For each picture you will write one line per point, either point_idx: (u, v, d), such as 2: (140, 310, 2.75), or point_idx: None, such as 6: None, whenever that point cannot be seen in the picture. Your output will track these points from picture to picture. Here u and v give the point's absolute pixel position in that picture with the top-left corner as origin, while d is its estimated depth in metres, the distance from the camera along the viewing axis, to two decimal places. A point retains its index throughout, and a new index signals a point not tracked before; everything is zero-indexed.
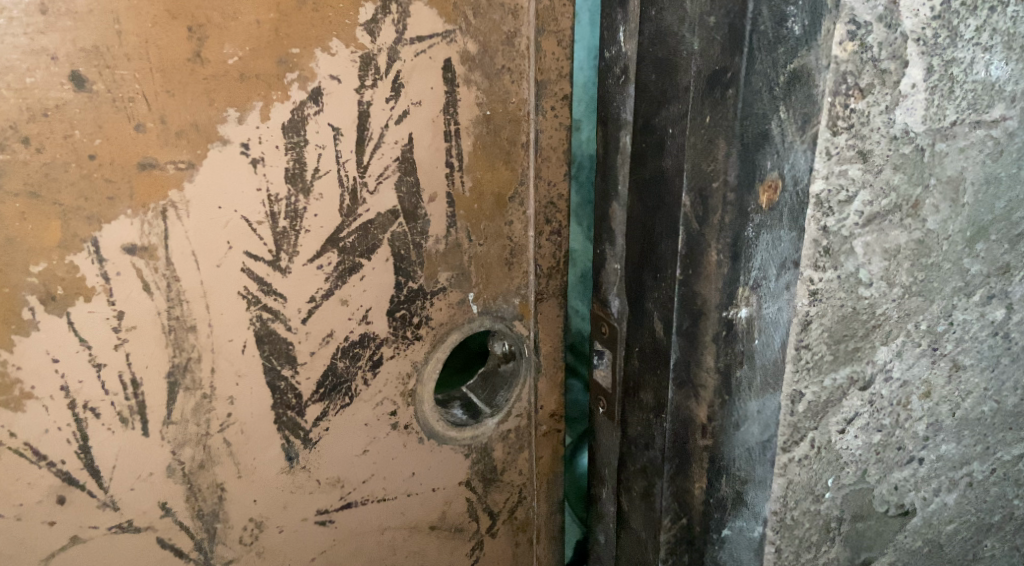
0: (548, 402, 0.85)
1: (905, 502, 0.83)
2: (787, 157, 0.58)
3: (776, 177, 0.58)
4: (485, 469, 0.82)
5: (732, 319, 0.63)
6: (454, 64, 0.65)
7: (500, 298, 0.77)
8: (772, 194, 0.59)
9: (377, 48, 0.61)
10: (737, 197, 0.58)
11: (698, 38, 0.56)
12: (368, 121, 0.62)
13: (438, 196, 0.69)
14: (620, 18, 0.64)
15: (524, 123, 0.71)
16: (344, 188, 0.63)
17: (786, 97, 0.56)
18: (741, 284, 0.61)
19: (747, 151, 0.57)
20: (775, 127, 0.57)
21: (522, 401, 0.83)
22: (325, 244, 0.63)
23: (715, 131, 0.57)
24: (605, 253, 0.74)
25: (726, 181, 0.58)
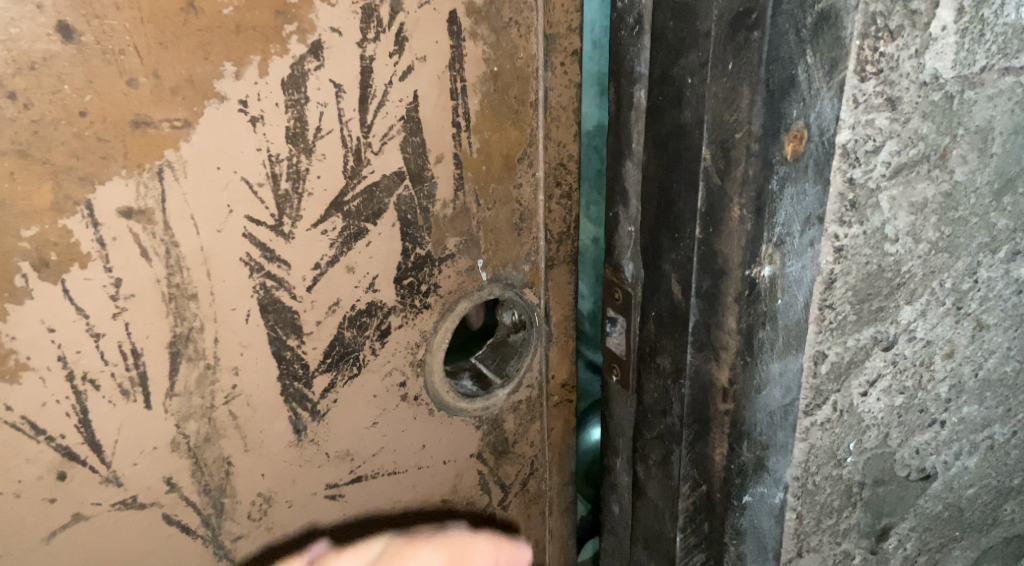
0: (559, 372, 0.83)
1: (927, 467, 0.81)
2: (813, 105, 0.56)
3: (801, 126, 0.56)
4: (497, 441, 0.81)
5: (755, 277, 0.60)
6: (459, 16, 0.62)
7: (509, 265, 0.74)
8: (797, 144, 0.57)
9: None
10: (761, 147, 0.55)
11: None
12: (371, 78, 0.59)
13: (445, 157, 0.66)
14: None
15: (533, 80, 0.69)
16: (348, 149, 0.60)
17: (815, 40, 0.54)
18: (764, 240, 0.59)
19: (773, 98, 0.54)
20: (802, 73, 0.54)
21: (532, 371, 0.81)
22: (329, 208, 0.61)
23: (738, 79, 0.54)
24: (618, 216, 0.71)
25: (749, 132, 0.55)
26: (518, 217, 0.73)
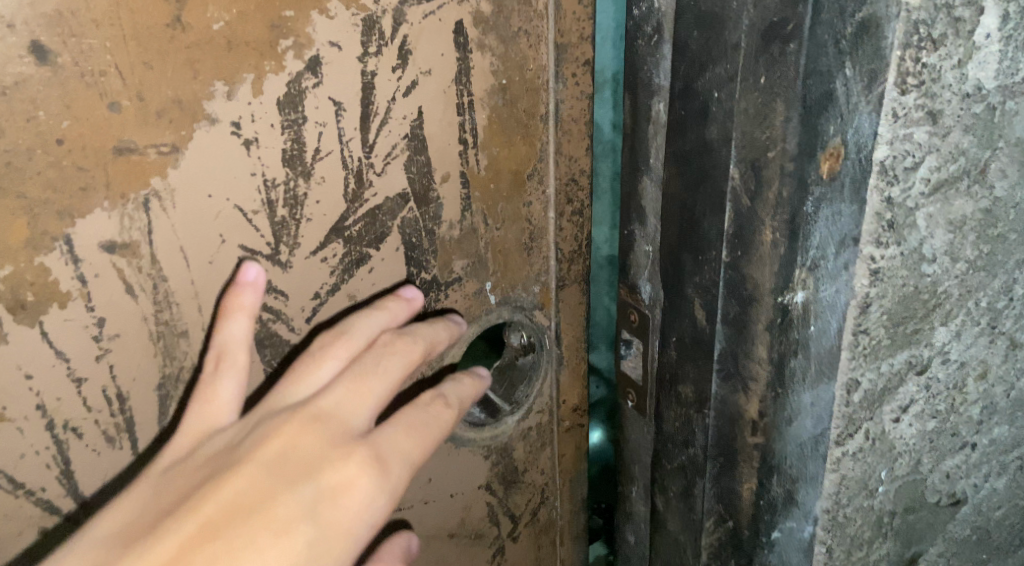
0: (571, 396, 0.79)
1: (957, 492, 0.77)
2: (851, 121, 0.51)
3: (838, 143, 0.52)
4: (506, 470, 0.76)
5: (788, 304, 0.56)
6: (466, 27, 0.58)
7: (519, 287, 0.70)
8: (834, 162, 0.52)
9: (381, 9, 0.54)
10: (796, 167, 0.51)
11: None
12: (373, 94, 0.55)
13: (451, 176, 0.62)
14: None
15: (542, 92, 0.64)
16: (349, 171, 0.56)
17: (854, 49, 0.49)
18: (798, 264, 0.54)
19: (809, 114, 0.50)
20: (840, 86, 0.50)
21: (543, 396, 0.77)
22: (329, 234, 0.57)
23: (772, 92, 0.50)
24: (632, 235, 0.68)
25: (783, 150, 0.51)
26: (528, 236, 0.69)
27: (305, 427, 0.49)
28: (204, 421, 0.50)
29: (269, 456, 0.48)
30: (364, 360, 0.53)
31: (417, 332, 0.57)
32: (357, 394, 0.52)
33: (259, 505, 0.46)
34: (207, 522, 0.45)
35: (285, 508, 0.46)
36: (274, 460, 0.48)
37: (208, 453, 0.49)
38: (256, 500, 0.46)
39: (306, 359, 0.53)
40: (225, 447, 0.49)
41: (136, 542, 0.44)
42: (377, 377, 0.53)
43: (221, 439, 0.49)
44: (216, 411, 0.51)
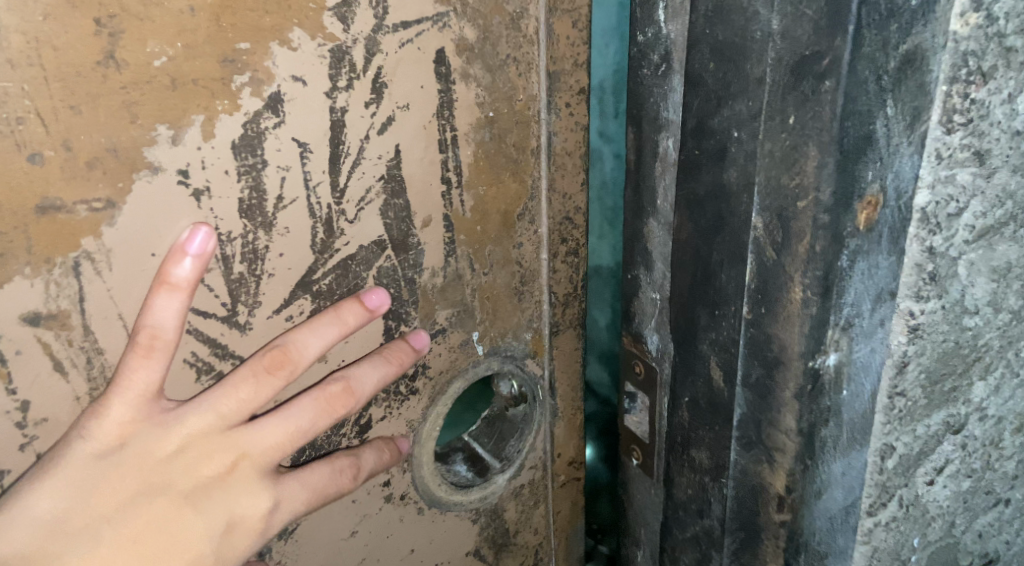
0: (566, 448, 0.72)
1: (990, 552, 0.70)
2: (892, 165, 0.45)
3: (877, 190, 0.45)
4: (497, 533, 0.69)
5: (820, 369, 0.49)
6: (448, 56, 0.52)
7: (509, 335, 0.63)
8: (873, 212, 0.46)
9: (352, 38, 0.47)
10: (831, 218, 0.45)
11: (779, 16, 0.44)
12: (344, 133, 0.49)
13: (434, 220, 0.55)
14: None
15: (534, 125, 0.58)
16: (317, 220, 0.49)
17: (896, 87, 0.43)
18: (831, 324, 0.48)
19: (848, 159, 0.44)
20: (881, 127, 0.44)
21: (536, 450, 0.69)
22: (295, 289, 0.50)
23: (803, 135, 0.44)
24: (639, 281, 0.61)
25: (817, 199, 0.45)
26: (517, 281, 0.62)
27: (229, 462, 0.48)
28: (134, 418, 0.44)
29: (194, 478, 0.47)
30: (302, 400, 0.50)
31: (369, 366, 0.53)
32: (288, 433, 0.49)
33: (174, 532, 0.46)
34: (128, 540, 0.45)
35: (198, 535, 0.47)
36: (197, 483, 0.47)
37: (135, 457, 0.45)
38: (174, 526, 0.46)
39: (252, 373, 0.47)
40: (154, 452, 0.46)
41: (58, 540, 0.43)
42: (315, 419, 0.50)
43: (151, 441, 0.45)
44: (147, 409, 0.45)
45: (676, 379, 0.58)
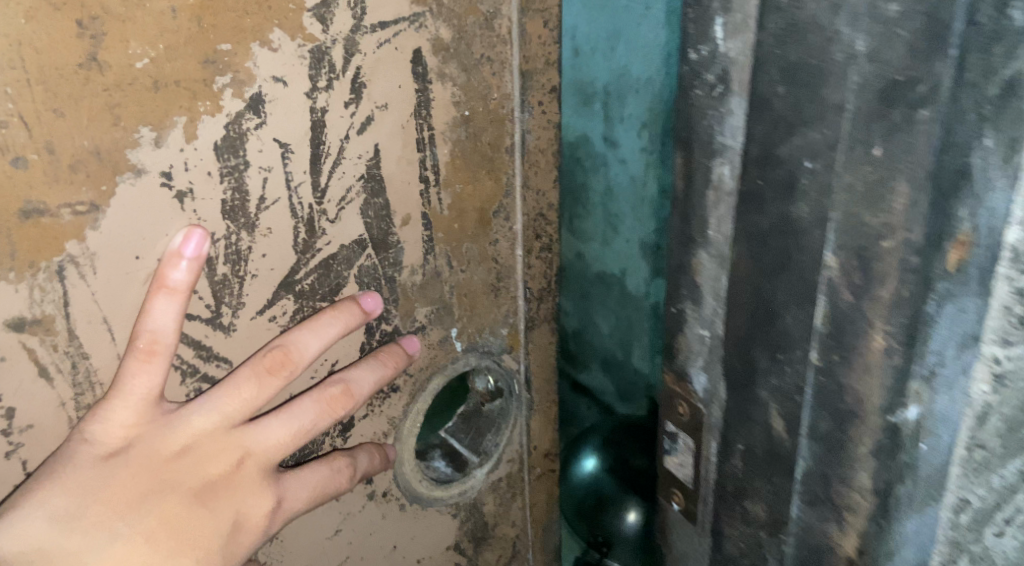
0: (542, 442, 0.71)
1: None
2: (987, 196, 0.35)
3: (971, 227, 0.35)
4: (476, 527, 0.69)
5: (899, 424, 0.37)
6: (425, 55, 0.51)
7: (486, 331, 0.63)
8: (965, 251, 0.35)
9: (332, 39, 0.47)
10: (921, 259, 0.34)
11: (865, 33, 0.32)
12: (324, 133, 0.48)
13: (412, 218, 0.55)
14: (717, 3, 0.38)
15: (508, 123, 0.57)
16: (299, 220, 0.49)
17: (1000, 112, 0.33)
18: (913, 375, 0.37)
19: (941, 191, 0.33)
20: (978, 157, 0.34)
21: (513, 444, 0.69)
22: (277, 290, 0.50)
23: (892, 167, 0.33)
24: (682, 316, 0.46)
25: (907, 238, 0.34)
26: (494, 278, 0.62)
27: (233, 462, 0.48)
28: (144, 417, 0.45)
29: (201, 478, 0.47)
30: (303, 401, 0.51)
31: (364, 368, 0.54)
32: (289, 434, 0.51)
33: (186, 532, 0.46)
34: (143, 538, 0.45)
35: (207, 533, 0.47)
36: (206, 482, 0.48)
37: (147, 455, 0.46)
38: (186, 525, 0.47)
39: (257, 373, 0.48)
40: (163, 451, 0.46)
41: (74, 536, 0.43)
42: (315, 419, 0.51)
43: (160, 440, 0.46)
44: (155, 407, 0.45)
45: (726, 425, 0.45)
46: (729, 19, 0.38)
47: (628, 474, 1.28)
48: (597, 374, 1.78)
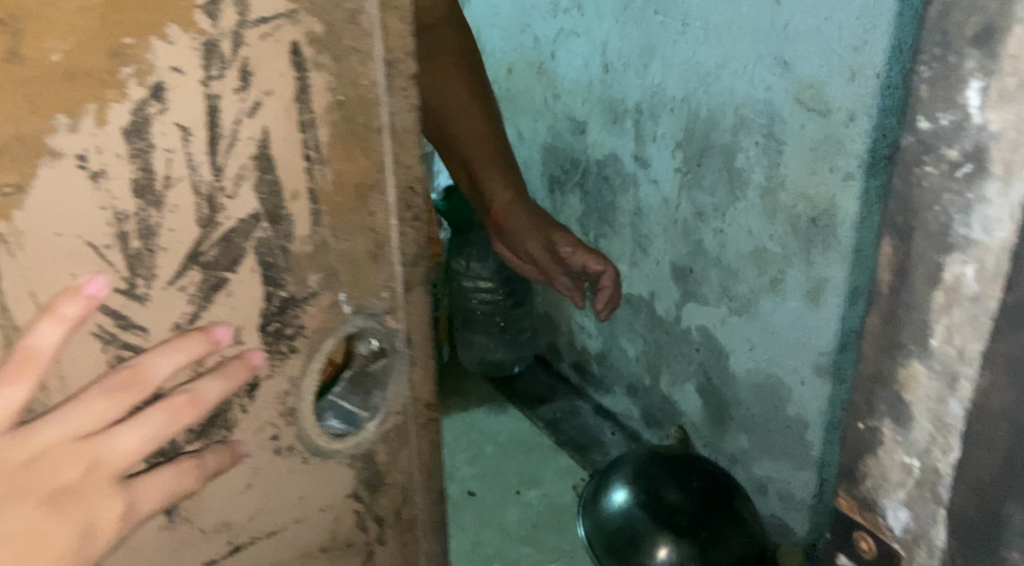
0: (424, 393, 0.70)
1: None
2: None
3: None
4: (370, 476, 0.70)
5: None
6: (302, 47, 0.54)
7: (370, 293, 0.63)
8: None
9: (220, 33, 0.51)
10: None
11: None
12: (219, 118, 0.52)
13: (300, 195, 0.57)
14: (974, 59, 0.41)
15: (378, 106, 0.58)
16: (200, 196, 0.54)
17: None
18: None
19: None
20: None
21: (399, 398, 0.69)
22: (185, 262, 0.55)
23: None
24: (879, 434, 0.51)
25: None
26: (374, 246, 0.62)
27: (86, 465, 0.53)
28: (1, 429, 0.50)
29: (53, 484, 0.51)
30: (153, 411, 0.55)
31: (211, 378, 0.57)
32: (140, 443, 0.55)
33: (37, 537, 0.50)
34: None
35: (57, 537, 0.51)
36: (57, 488, 0.52)
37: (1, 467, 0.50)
38: (36, 529, 0.50)
39: (105, 393, 0.53)
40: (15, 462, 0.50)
41: None
42: (165, 429, 0.55)
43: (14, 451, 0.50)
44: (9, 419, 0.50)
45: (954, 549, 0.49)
46: (992, 87, 0.41)
47: (659, 513, 1.38)
48: (622, 399, 2.19)
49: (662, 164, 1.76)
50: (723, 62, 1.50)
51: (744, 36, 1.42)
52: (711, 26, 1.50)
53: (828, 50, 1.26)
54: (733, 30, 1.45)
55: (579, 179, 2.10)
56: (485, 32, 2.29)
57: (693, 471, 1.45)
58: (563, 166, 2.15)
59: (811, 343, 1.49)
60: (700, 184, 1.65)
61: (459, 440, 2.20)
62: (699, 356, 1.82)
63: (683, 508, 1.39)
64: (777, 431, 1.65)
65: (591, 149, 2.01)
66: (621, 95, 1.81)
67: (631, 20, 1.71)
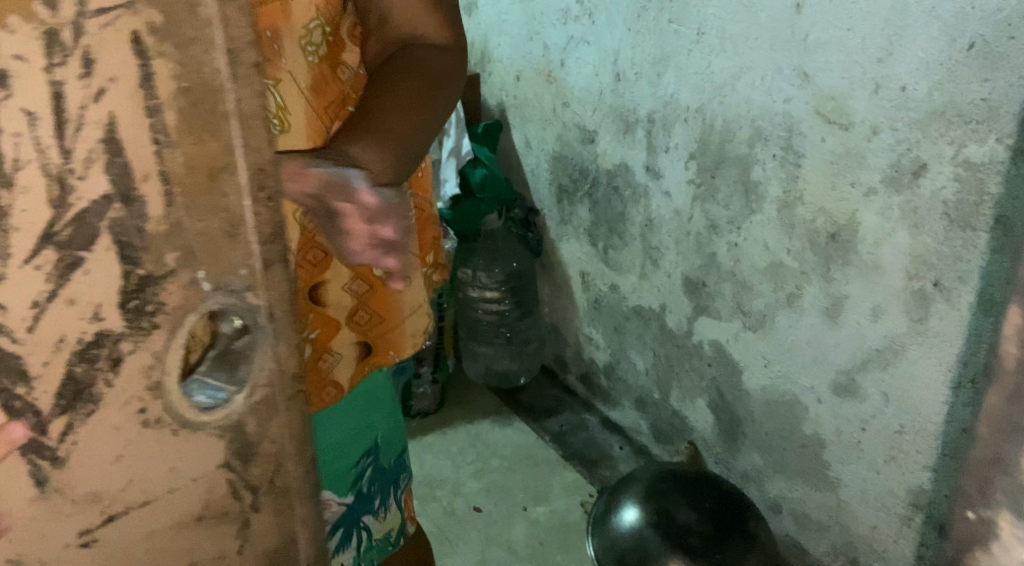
0: (290, 355, 0.56)
1: None
2: None
3: None
4: (239, 443, 0.56)
5: None
6: (143, 37, 0.47)
7: (228, 259, 0.52)
8: None
9: (61, 22, 0.45)
10: None
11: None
12: (63, 105, 0.46)
13: (151, 176, 0.49)
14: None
15: (224, 93, 0.50)
16: (49, 178, 0.46)
17: None
18: None
19: None
20: None
21: (267, 362, 0.55)
22: (38, 240, 0.47)
23: None
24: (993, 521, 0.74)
25: None
26: (227, 225, 0.52)
27: None
28: None
29: None
30: None
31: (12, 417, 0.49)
32: None
33: None
34: None
35: None
36: None
37: None
38: None
39: None
40: None
41: None
42: None
43: None
44: None
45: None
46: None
47: (663, 531, 1.62)
48: (630, 413, 2.51)
49: (673, 172, 1.98)
50: (738, 74, 1.69)
51: (761, 45, 1.61)
52: (726, 34, 1.69)
53: (852, 59, 1.43)
54: (750, 39, 1.64)
55: (588, 189, 2.36)
56: (494, 41, 2.59)
57: (699, 491, 1.69)
58: (572, 176, 2.42)
59: (827, 361, 1.70)
60: (715, 198, 1.85)
61: (466, 454, 2.55)
62: (711, 371, 2.07)
63: (695, 528, 1.61)
64: (791, 452, 1.88)
65: (601, 158, 2.26)
66: (632, 104, 2.05)
67: (642, 29, 1.93)
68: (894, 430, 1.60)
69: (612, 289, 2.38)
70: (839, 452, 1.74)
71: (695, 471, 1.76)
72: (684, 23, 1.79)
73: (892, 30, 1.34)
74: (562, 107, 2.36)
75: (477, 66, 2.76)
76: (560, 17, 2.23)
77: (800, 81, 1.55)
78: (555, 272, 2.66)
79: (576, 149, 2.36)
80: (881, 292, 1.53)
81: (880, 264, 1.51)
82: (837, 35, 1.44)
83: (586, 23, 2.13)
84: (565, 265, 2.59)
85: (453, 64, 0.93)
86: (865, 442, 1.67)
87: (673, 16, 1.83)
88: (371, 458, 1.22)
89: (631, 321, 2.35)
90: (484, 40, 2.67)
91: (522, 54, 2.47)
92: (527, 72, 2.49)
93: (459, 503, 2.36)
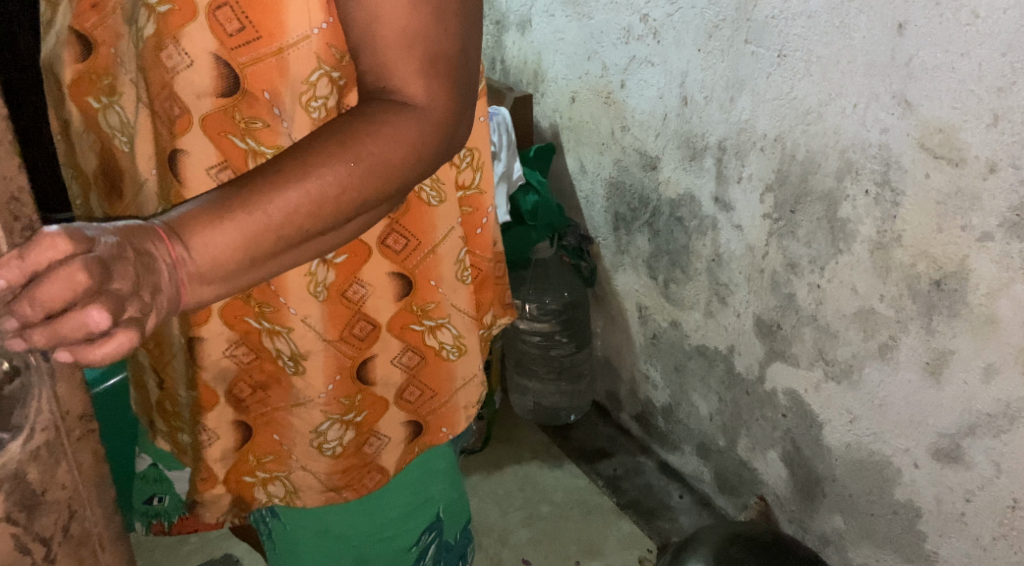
0: (73, 405, 0.85)
1: None
2: None
3: None
4: (23, 497, 0.79)
5: None
6: (69, 237, 0.85)
7: (30, 345, 0.83)
8: None
9: (67, 251, 0.84)
10: None
11: None
12: (50, 306, 0.84)
13: (46, 324, 0.84)
14: None
15: (45, 237, 0.83)
16: (35, 357, 0.84)
17: None
18: None
19: None
20: None
21: (44, 413, 0.81)
22: (27, 367, 0.83)
23: None
24: None
25: None
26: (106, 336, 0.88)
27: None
28: None
29: None
30: None
31: None
32: None
33: None
34: None
35: None
36: None
37: None
38: None
39: None
40: None
41: None
42: None
43: None
44: None
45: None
46: None
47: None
48: (721, 458, 2.94)
49: (745, 203, 2.40)
50: (825, 102, 2.04)
51: (856, 71, 1.94)
52: (811, 58, 2.04)
53: (965, 89, 1.74)
54: (841, 64, 1.97)
55: (647, 219, 2.89)
56: (547, 58, 3.17)
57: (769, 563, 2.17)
58: (630, 205, 2.97)
59: (928, 423, 2.07)
60: (794, 236, 2.26)
61: (515, 501, 3.24)
62: (785, 423, 2.56)
63: None
64: (881, 518, 2.32)
65: (663, 186, 2.75)
66: (698, 135, 2.49)
67: (707, 55, 2.35)
68: (1008, 506, 1.96)
69: (673, 325, 2.93)
70: (938, 525, 2.15)
71: (764, 541, 2.25)
72: (763, 45, 2.15)
73: (1016, 59, 1.64)
74: (622, 130, 2.86)
75: (530, 84, 3.36)
76: (622, 37, 2.70)
77: (901, 109, 1.87)
78: (609, 303, 3.31)
79: (637, 177, 2.88)
80: (997, 350, 1.86)
81: (995, 318, 1.84)
82: (946, 65, 1.75)
83: (649, 44, 2.59)
84: (622, 296, 3.20)
85: (394, 137, 1.03)
86: (970, 516, 2.06)
87: (749, 38, 2.20)
88: (436, 533, 1.61)
89: (692, 361, 2.91)
90: (536, 59, 3.26)
91: (578, 75, 3.01)
92: (583, 94, 3.03)
93: (505, 553, 3.02)
